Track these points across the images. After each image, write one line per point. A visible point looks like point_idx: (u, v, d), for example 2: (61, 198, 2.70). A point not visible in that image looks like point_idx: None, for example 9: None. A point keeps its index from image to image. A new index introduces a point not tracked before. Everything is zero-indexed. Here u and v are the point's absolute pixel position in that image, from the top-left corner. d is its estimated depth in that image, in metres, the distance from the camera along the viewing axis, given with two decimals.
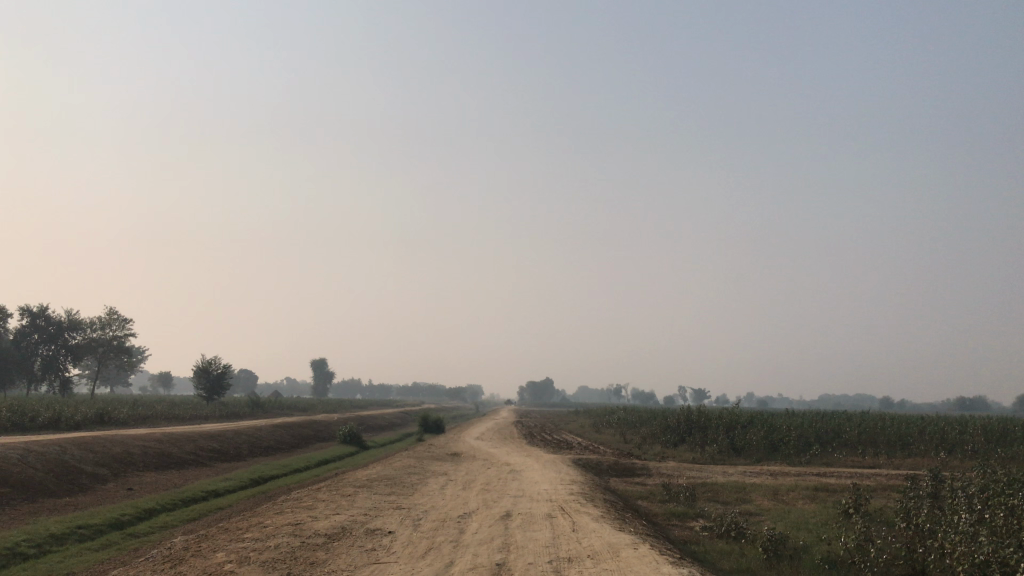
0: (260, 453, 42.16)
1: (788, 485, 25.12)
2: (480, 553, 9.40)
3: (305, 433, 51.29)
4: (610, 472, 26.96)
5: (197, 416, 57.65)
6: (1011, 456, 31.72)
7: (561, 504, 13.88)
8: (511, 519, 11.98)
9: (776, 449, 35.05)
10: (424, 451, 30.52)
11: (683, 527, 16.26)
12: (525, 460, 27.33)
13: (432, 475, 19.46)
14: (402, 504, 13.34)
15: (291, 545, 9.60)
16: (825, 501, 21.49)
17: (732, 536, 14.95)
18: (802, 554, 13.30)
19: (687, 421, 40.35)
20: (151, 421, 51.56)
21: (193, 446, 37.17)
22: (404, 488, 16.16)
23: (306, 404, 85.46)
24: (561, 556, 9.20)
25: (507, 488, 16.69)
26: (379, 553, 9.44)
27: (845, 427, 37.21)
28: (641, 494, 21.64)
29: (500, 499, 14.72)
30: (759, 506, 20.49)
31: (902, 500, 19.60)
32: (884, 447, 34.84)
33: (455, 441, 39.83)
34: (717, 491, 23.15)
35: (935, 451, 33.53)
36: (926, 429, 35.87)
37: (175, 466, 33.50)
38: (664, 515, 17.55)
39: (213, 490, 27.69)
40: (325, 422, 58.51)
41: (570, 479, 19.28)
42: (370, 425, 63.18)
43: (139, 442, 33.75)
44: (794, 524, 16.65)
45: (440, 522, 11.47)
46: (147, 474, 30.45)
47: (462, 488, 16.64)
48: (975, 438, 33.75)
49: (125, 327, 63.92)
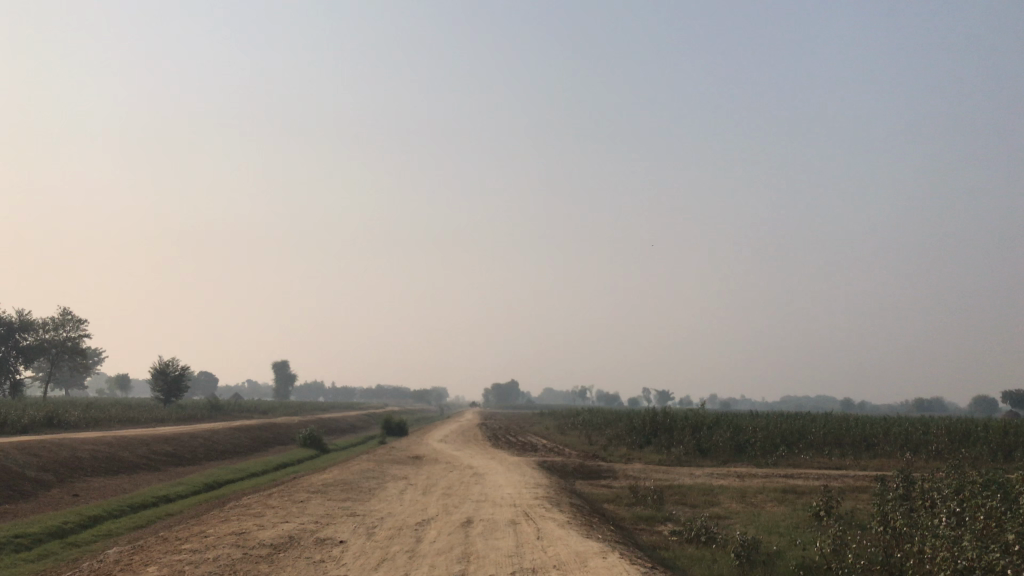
0: (216, 457, 40.91)
1: (755, 487, 24.75)
2: (437, 564, 8.69)
3: (264, 436, 50.05)
4: (575, 475, 26.36)
5: (153, 419, 56.11)
6: (975, 458, 31.73)
7: (526, 510, 13.21)
8: (472, 526, 11.30)
9: (741, 450, 34.78)
10: (385, 455, 29.64)
11: (651, 531, 15.75)
12: (488, 463, 26.63)
13: (390, 479, 18.69)
14: (356, 511, 12.57)
15: (230, 557, 8.78)
16: (793, 503, 21.12)
17: (703, 541, 14.43)
18: (776, 560, 12.79)
19: (653, 423, 39.93)
20: (105, 424, 50.03)
21: (146, 450, 35.90)
22: (361, 493, 15.42)
23: (267, 407, 84.09)
24: (525, 567, 8.52)
25: (469, 493, 15.97)
26: (327, 565, 8.70)
27: (810, 428, 37.06)
28: (608, 497, 21.08)
29: (461, 504, 14.03)
30: (728, 509, 20.04)
31: (873, 503, 19.26)
32: (849, 448, 34.80)
33: (418, 444, 39.05)
34: (685, 494, 22.66)
35: (899, 453, 33.49)
36: (890, 430, 35.85)
37: (127, 470, 32.33)
38: (631, 519, 16.99)
39: (164, 495, 26.60)
40: (284, 424, 57.19)
41: (533, 482, 18.62)
42: (332, 429, 61.98)
43: (88, 446, 32.45)
44: (765, 528, 16.18)
45: (395, 530, 10.75)
46: (95, 479, 29.21)
47: (422, 492, 15.91)
48: (938, 438, 33.77)
49: (79, 328, 62.22)
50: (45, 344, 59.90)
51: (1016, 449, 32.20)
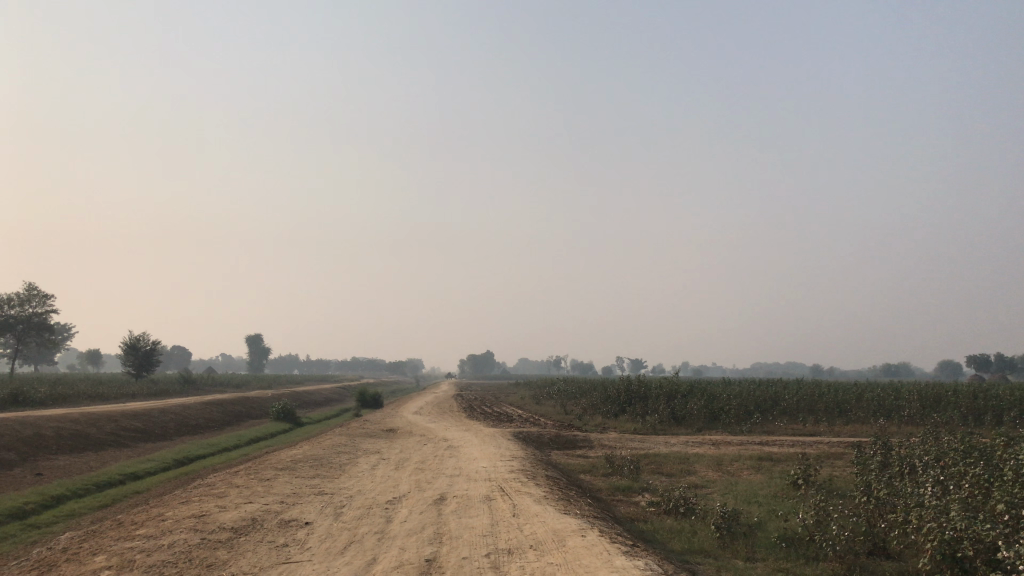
0: (187, 433, 40.18)
1: (730, 454, 24.58)
2: (407, 547, 8.23)
3: (236, 410, 49.33)
4: (550, 446, 26.05)
5: (123, 394, 55.19)
6: (947, 422, 31.84)
7: (500, 485, 12.76)
8: (445, 503, 10.88)
9: (716, 418, 34.69)
10: (358, 428, 29.07)
11: (628, 502, 15.43)
12: (462, 435, 26.20)
13: (362, 454, 18.20)
14: (324, 489, 12.07)
15: (187, 543, 8.27)
16: (770, 471, 20.95)
17: (681, 513, 14.13)
18: (756, 532, 12.53)
19: (627, 391, 39.76)
20: (72, 400, 49.05)
21: (113, 426, 35.07)
22: (331, 469, 14.95)
23: (240, 380, 83.29)
24: (500, 548, 8.09)
25: (443, 468, 15.47)
26: (291, 550, 8.22)
27: (784, 394, 37.06)
28: (584, 468, 20.77)
29: (434, 479, 13.58)
30: (705, 478, 19.80)
31: (851, 470, 19.12)
32: (823, 415, 34.87)
33: (393, 417, 38.60)
34: (661, 463, 22.41)
35: (872, 419, 33.55)
36: (863, 395, 35.92)
37: (93, 447, 31.59)
38: (608, 490, 16.66)
39: (132, 473, 25.98)
40: (256, 398, 56.44)
41: (509, 455, 18.20)
42: (306, 401, 61.43)
43: (52, 423, 31.60)
44: (744, 497, 15.95)
45: (365, 509, 10.30)
46: (61, 458, 28.44)
47: (394, 468, 15.43)
48: (911, 403, 33.84)
49: (44, 304, 60.83)
50: (10, 320, 58.49)
51: (987, 412, 32.36)
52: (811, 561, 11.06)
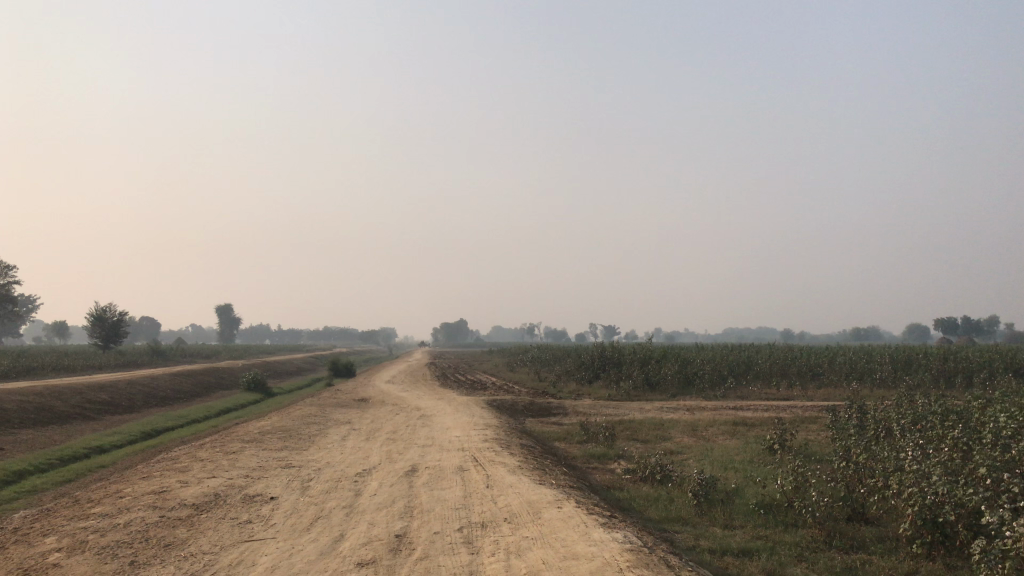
0: (157, 405, 39.53)
1: (705, 420, 24.56)
2: (376, 522, 7.88)
3: (206, 381, 48.67)
4: (525, 413, 25.85)
5: (90, 366, 54.25)
6: (918, 385, 32.10)
7: (473, 455, 12.44)
8: (416, 475, 10.54)
9: (690, 383, 34.71)
10: (329, 398, 28.65)
11: (604, 470, 15.25)
12: (436, 404, 25.84)
13: (332, 425, 17.78)
14: (292, 462, 11.68)
15: (145, 521, 7.85)
16: (745, 435, 20.93)
17: (658, 480, 13.95)
18: (734, 498, 12.38)
19: (601, 357, 39.67)
20: (37, 373, 48.09)
21: (79, 399, 34.34)
22: (300, 441, 14.56)
23: (211, 351, 82.46)
24: (473, 522, 7.78)
25: (415, 438, 15.12)
26: (255, 528, 7.85)
27: (757, 358, 37.18)
28: (559, 435, 20.55)
29: (406, 450, 13.23)
30: (681, 444, 19.65)
31: (826, 435, 19.08)
32: (796, 378, 35.03)
33: (365, 386, 38.18)
34: (636, 429, 22.26)
35: (844, 383, 33.74)
36: (835, 359, 36.11)
37: (58, 421, 30.90)
38: (583, 458, 16.48)
39: (98, 447, 25.40)
40: (227, 368, 55.72)
41: (483, 424, 17.88)
42: (278, 371, 60.90)
43: (15, 396, 30.83)
44: (721, 463, 15.84)
45: (333, 483, 9.94)
46: (24, 432, 27.77)
47: (365, 438, 15.06)
48: (883, 366, 34.04)
49: (7, 275, 59.48)
50: None
51: (957, 374, 32.64)
52: (790, 527, 10.92)
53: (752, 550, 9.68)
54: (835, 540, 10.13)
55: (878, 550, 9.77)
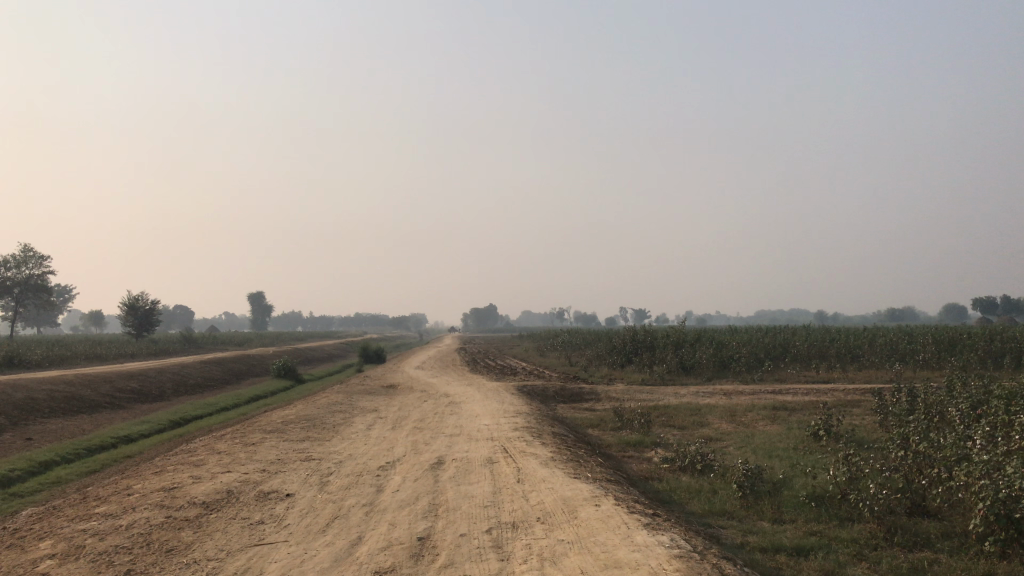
0: (186, 393, 39.39)
1: (743, 404, 23.72)
2: (398, 522, 7.25)
3: (235, 368, 48.55)
4: (557, 399, 25.17)
5: (122, 355, 54.42)
6: (964, 366, 30.90)
7: (503, 445, 11.77)
8: (442, 468, 9.90)
9: (725, 366, 33.81)
10: (357, 385, 28.12)
11: (640, 459, 14.53)
12: (465, 390, 25.14)
13: (357, 413, 17.21)
14: (311, 454, 11.10)
15: (149, 523, 7.27)
16: (786, 421, 20.11)
17: (699, 470, 13.20)
18: (782, 490, 11.61)
19: (633, 341, 38.84)
20: (70, 362, 48.25)
21: (109, 388, 34.22)
22: (324, 430, 13.98)
23: (243, 338, 82.67)
24: (503, 522, 7.10)
25: (442, 427, 14.49)
26: (268, 528, 7.25)
27: (793, 341, 36.12)
28: (592, 422, 19.84)
29: (433, 440, 12.61)
30: (720, 430, 18.85)
31: (874, 421, 18.18)
32: (835, 360, 33.96)
33: (392, 372, 37.69)
34: (672, 415, 21.46)
35: (886, 364, 32.61)
36: (876, 339, 34.95)
37: (88, 409, 30.74)
38: (618, 446, 15.76)
39: (126, 436, 25.11)
40: (257, 355, 55.59)
41: (513, 411, 17.21)
42: (308, 358, 60.78)
43: (44, 385, 30.72)
44: (764, 451, 15.05)
45: (354, 477, 9.33)
46: (53, 421, 27.60)
47: (391, 427, 14.46)
48: (926, 346, 32.83)
49: (41, 264, 59.85)
50: (6, 282, 57.54)
51: (1004, 354, 31.38)
52: (845, 522, 10.13)
53: (807, 547, 8.92)
54: (897, 536, 9.33)
55: (945, 548, 8.96)
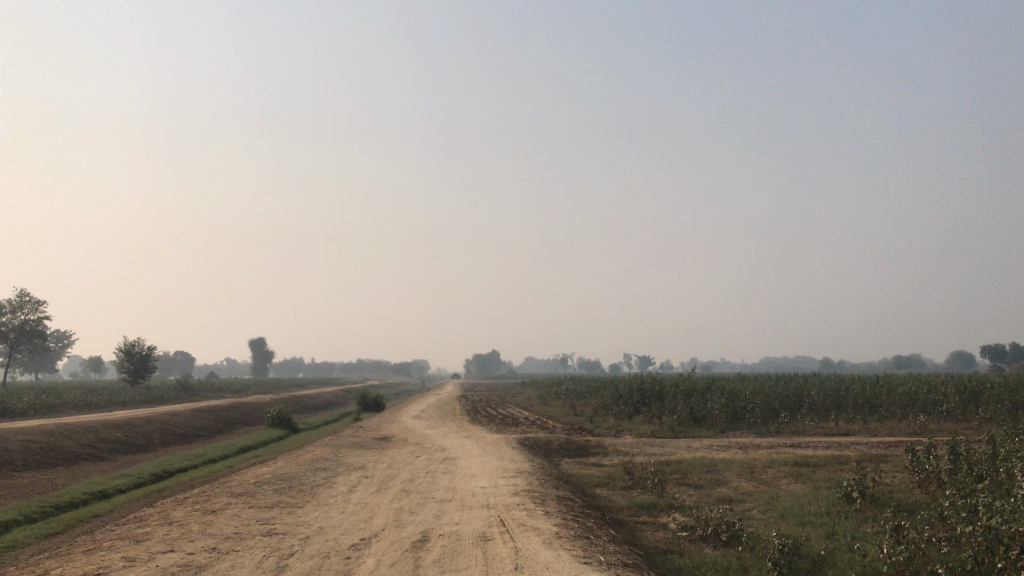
0: (175, 444, 37.65)
1: (761, 459, 22.01)
2: None
3: (229, 417, 46.84)
4: (561, 453, 23.54)
5: (113, 402, 52.70)
6: (991, 419, 29.06)
7: (500, 516, 10.14)
8: (425, 547, 8.30)
9: (738, 417, 32.04)
10: (349, 437, 26.47)
11: (655, 526, 12.90)
12: (463, 443, 23.50)
13: (341, 472, 15.62)
14: (277, 527, 9.52)
15: None
16: (812, 479, 18.41)
17: (724, 541, 11.56)
18: (825, 569, 10.01)
19: (640, 390, 37.13)
20: (57, 410, 46.53)
21: (91, 438, 32.55)
22: (300, 495, 12.40)
23: (242, 384, 80.95)
24: None
25: (433, 490, 12.87)
26: None
27: (808, 390, 34.32)
28: (599, 481, 18.17)
29: (420, 507, 11.00)
30: (740, 490, 17.19)
31: (911, 481, 16.48)
32: (853, 411, 32.17)
33: (390, 422, 35.96)
34: (685, 472, 19.78)
35: (908, 416, 30.79)
36: (895, 388, 33.15)
37: (65, 462, 29.03)
38: (630, 510, 14.15)
39: (101, 492, 23.40)
40: (252, 403, 53.87)
41: (514, 469, 15.60)
42: (306, 406, 59.06)
43: (21, 436, 29.09)
44: (793, 517, 13.41)
45: (320, 561, 7.72)
46: (26, 475, 25.91)
47: (375, 490, 12.85)
48: (949, 396, 31.03)
49: (36, 310, 58.52)
50: (1, 327, 56.18)
51: None
52: None
53: None
54: None
55: None
